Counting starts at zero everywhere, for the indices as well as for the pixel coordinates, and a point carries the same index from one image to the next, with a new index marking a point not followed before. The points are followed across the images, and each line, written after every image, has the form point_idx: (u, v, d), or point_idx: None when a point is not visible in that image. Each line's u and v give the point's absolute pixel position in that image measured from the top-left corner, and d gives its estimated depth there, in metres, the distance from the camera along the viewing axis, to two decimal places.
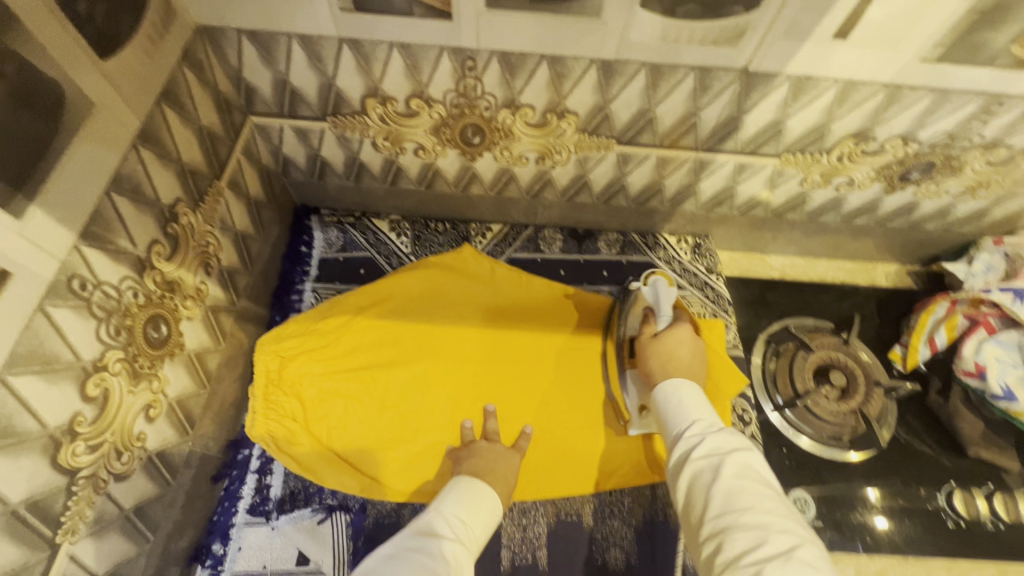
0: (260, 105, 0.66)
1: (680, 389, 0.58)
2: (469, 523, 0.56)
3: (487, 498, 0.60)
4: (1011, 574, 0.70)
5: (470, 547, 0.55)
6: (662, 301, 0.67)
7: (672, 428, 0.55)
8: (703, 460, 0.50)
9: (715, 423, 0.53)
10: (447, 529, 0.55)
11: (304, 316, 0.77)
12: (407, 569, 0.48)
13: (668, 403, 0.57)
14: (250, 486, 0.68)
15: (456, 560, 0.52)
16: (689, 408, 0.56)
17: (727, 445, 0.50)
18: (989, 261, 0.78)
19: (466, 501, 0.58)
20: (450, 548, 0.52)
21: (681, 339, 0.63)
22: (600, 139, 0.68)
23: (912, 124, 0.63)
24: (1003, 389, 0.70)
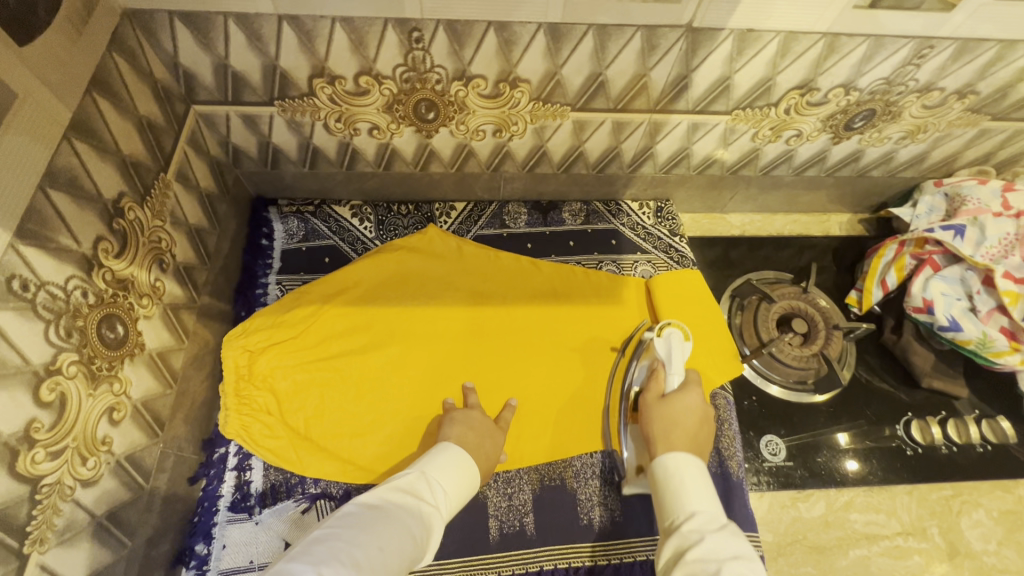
0: (202, 92, 0.64)
1: (684, 465, 0.57)
2: (450, 489, 0.58)
3: (471, 470, 0.61)
4: (965, 493, 0.75)
5: (445, 512, 0.57)
6: (673, 356, 0.70)
7: (668, 520, 0.54)
8: (698, 562, 0.48)
9: (716, 522, 0.52)
10: (428, 492, 0.56)
11: (269, 309, 0.76)
12: (386, 525, 0.50)
13: (667, 484, 0.56)
14: (230, 484, 0.67)
15: (430, 522, 0.54)
16: (690, 497, 0.55)
17: (725, 549, 0.48)
18: (932, 202, 0.83)
19: (453, 470, 0.60)
20: (426, 510, 0.54)
21: (686, 404, 0.64)
22: (554, 107, 0.68)
23: (852, 72, 0.65)
24: (949, 321, 0.74)
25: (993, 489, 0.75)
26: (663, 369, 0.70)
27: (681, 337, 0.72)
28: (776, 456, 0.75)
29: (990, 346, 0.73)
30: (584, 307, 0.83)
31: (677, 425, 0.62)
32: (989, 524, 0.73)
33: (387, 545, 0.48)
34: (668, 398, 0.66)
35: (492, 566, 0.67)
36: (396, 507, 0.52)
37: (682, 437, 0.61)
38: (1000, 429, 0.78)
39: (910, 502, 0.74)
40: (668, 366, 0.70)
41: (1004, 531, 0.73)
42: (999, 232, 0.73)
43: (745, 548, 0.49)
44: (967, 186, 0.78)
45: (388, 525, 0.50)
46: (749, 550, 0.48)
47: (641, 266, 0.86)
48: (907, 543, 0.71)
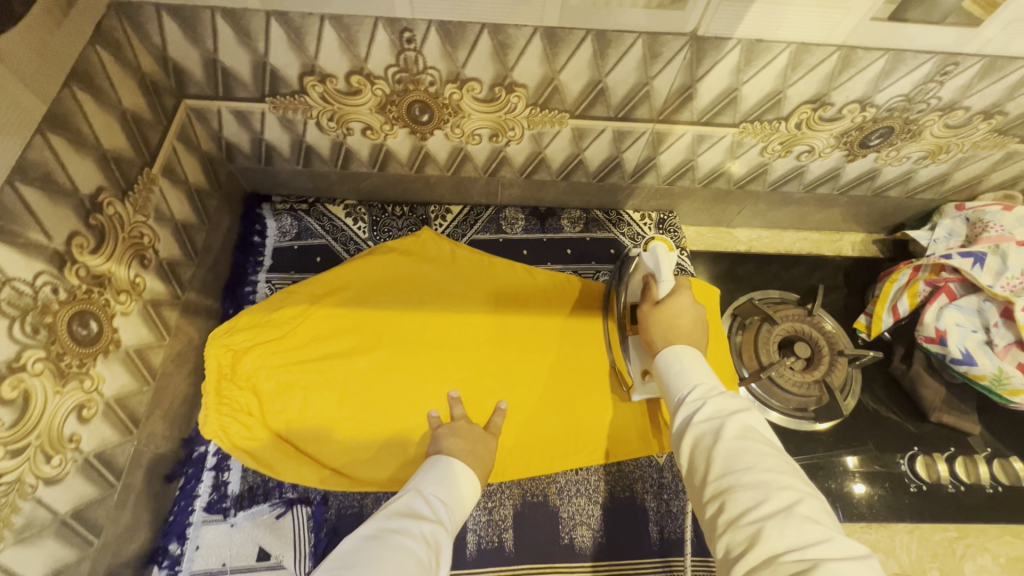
0: (192, 87, 0.63)
1: (681, 354, 0.55)
2: (449, 503, 0.55)
3: (465, 475, 0.58)
4: (970, 535, 0.71)
5: (450, 526, 0.53)
6: (661, 268, 0.63)
7: (673, 394, 0.54)
8: (706, 424, 0.48)
9: (716, 387, 0.51)
10: (426, 510, 0.53)
11: (255, 308, 0.75)
12: (386, 551, 0.46)
13: (668, 368, 0.55)
14: (207, 484, 0.66)
15: (437, 540, 0.50)
16: (689, 372, 0.54)
17: (729, 407, 0.49)
18: (951, 226, 0.78)
19: (447, 483, 0.57)
20: (429, 527, 0.50)
21: (682, 307, 0.60)
22: (553, 114, 0.66)
23: (869, 88, 0.61)
24: (962, 353, 0.70)
25: (1001, 532, 0.71)
26: (654, 283, 0.64)
27: (669, 249, 0.64)
28: None
29: (1006, 383, 0.69)
30: (578, 317, 0.80)
31: (675, 327, 0.59)
32: (994, 570, 0.69)
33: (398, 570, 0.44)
34: (661, 305, 0.61)
35: None
36: (394, 532, 0.48)
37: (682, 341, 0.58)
38: (1011, 470, 0.73)
39: (910, 542, 0.70)
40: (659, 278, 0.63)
41: None
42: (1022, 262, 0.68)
43: (745, 404, 0.49)
44: (990, 211, 0.73)
45: (392, 552, 0.45)
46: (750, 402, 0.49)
47: None
48: None
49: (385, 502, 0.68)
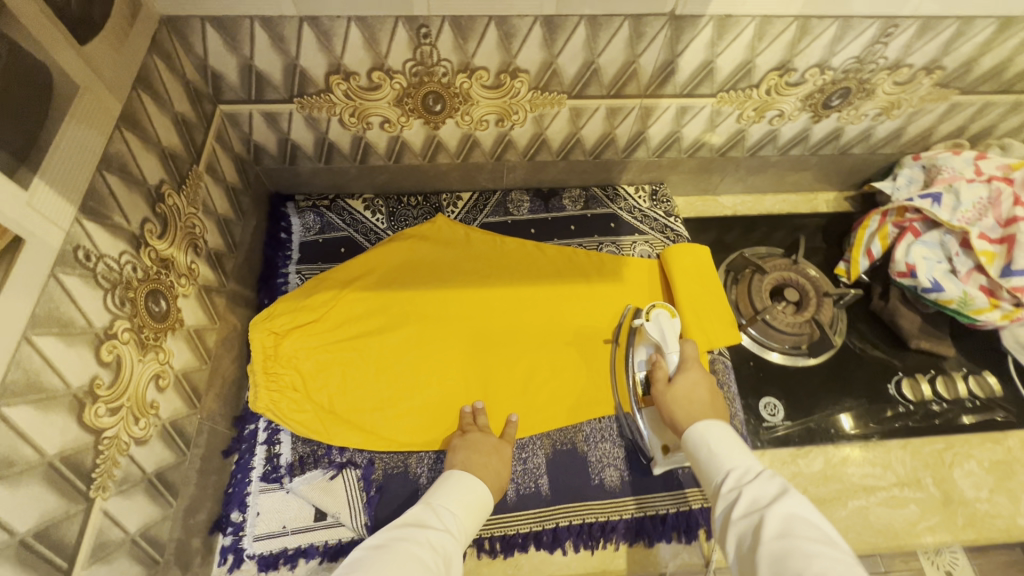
0: (228, 92, 0.69)
1: (711, 430, 0.60)
2: (461, 514, 0.60)
3: (476, 489, 0.63)
4: (956, 445, 0.78)
5: (462, 535, 0.58)
6: (666, 336, 0.74)
7: (709, 479, 0.57)
8: (745, 516, 0.50)
9: (749, 471, 0.55)
10: (441, 520, 0.58)
11: (291, 295, 0.81)
12: (397, 555, 0.51)
13: (699, 451, 0.60)
14: (261, 456, 0.71)
15: (447, 548, 0.55)
16: (721, 453, 0.58)
17: (765, 493, 0.51)
18: (911, 174, 0.88)
19: (460, 496, 0.62)
20: (440, 537, 0.56)
21: (694, 382, 0.67)
22: (552, 95, 0.74)
23: (825, 52, 0.71)
24: (932, 282, 0.78)
25: (982, 440, 0.79)
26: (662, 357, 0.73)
27: (669, 316, 0.76)
28: (774, 416, 0.79)
29: (972, 304, 0.77)
30: (586, 285, 0.87)
31: (691, 401, 0.65)
32: (980, 473, 0.77)
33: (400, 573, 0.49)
34: (674, 380, 0.69)
35: (511, 524, 0.69)
36: (405, 539, 0.54)
37: (699, 405, 0.64)
38: (986, 385, 0.82)
39: (904, 456, 0.77)
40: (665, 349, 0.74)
41: (995, 479, 0.76)
42: (974, 197, 0.77)
43: (782, 485, 0.51)
44: (943, 157, 0.83)
45: (397, 555, 0.51)
46: (787, 485, 0.50)
47: (638, 246, 0.92)
48: (904, 493, 0.75)
49: (426, 460, 0.73)
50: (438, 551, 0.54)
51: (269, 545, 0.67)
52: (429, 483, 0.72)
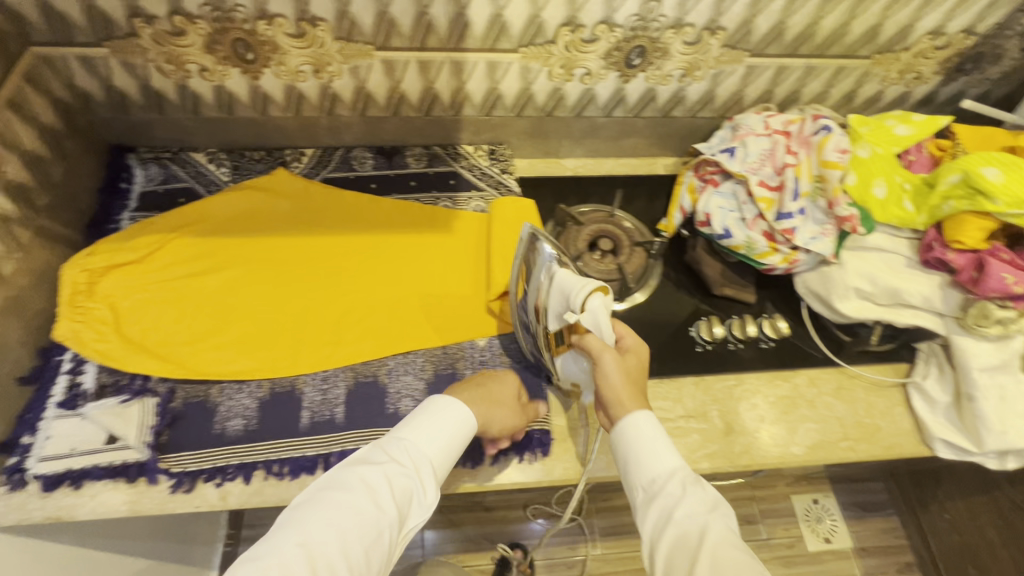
0: (34, 33, 0.73)
1: (649, 423, 0.63)
2: (422, 446, 0.63)
3: (443, 417, 0.65)
4: (747, 381, 0.83)
5: (423, 464, 0.62)
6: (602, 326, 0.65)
7: (648, 473, 0.61)
8: (686, 520, 0.56)
9: (685, 473, 0.60)
10: (391, 457, 0.62)
11: (117, 236, 0.84)
12: (341, 504, 0.57)
13: (639, 443, 0.62)
14: (62, 385, 0.73)
15: (400, 484, 0.60)
16: (662, 455, 0.62)
17: (701, 501, 0.58)
18: (723, 134, 0.92)
19: (426, 430, 0.64)
20: (391, 474, 0.60)
21: (632, 367, 0.68)
22: (359, 46, 0.79)
23: (606, 9, 0.76)
24: (723, 230, 0.84)
25: (771, 378, 0.84)
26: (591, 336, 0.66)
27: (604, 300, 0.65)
28: None
29: (756, 249, 0.82)
30: (416, 235, 0.92)
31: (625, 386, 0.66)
32: (765, 407, 0.82)
33: (341, 522, 0.56)
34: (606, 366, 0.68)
35: (299, 448, 0.72)
36: (338, 485, 0.59)
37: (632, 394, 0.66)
38: (778, 327, 0.88)
39: (695, 391, 0.82)
40: (599, 333, 0.65)
41: (778, 412, 0.81)
42: (758, 149, 0.84)
43: (714, 498, 0.59)
44: (745, 117, 0.89)
45: (341, 505, 0.57)
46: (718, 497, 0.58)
47: (474, 201, 0.96)
48: (689, 424, 0.79)
49: (227, 390, 0.76)
50: (377, 497, 0.58)
51: (54, 466, 0.68)
52: (226, 411, 0.74)
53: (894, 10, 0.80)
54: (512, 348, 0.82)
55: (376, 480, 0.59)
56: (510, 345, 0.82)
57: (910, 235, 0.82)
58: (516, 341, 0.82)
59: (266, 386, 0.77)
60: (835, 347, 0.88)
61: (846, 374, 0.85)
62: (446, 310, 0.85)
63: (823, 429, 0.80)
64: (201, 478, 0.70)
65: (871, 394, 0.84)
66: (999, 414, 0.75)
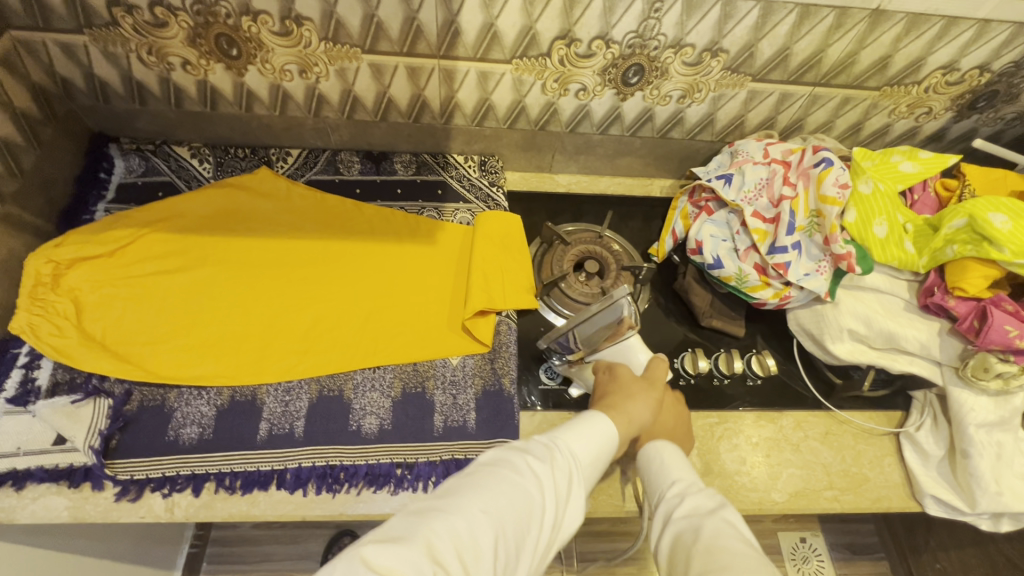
0: (14, 17, 0.71)
1: (663, 451, 0.66)
2: (589, 449, 0.57)
3: (605, 426, 0.60)
4: (729, 420, 0.80)
5: (585, 472, 0.56)
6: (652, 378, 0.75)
7: (655, 490, 0.63)
8: (684, 518, 0.57)
9: (696, 485, 0.61)
10: (560, 452, 0.55)
11: (89, 228, 0.82)
12: (508, 485, 0.49)
13: (651, 464, 0.65)
14: (15, 379, 0.71)
15: (567, 483, 0.53)
16: (668, 470, 0.63)
17: (706, 504, 0.57)
18: (721, 160, 0.90)
19: (591, 434, 0.58)
20: (562, 470, 0.53)
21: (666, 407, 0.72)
22: (346, 48, 0.76)
23: (602, 24, 0.73)
24: (714, 259, 0.80)
25: (756, 418, 0.80)
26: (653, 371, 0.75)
27: None
28: (552, 380, 0.80)
29: (747, 281, 0.79)
30: (397, 244, 0.89)
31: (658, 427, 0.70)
32: (746, 448, 0.78)
33: (507, 508, 0.48)
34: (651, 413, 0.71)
35: (253, 462, 0.69)
36: (508, 464, 0.52)
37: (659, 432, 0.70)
38: (766, 364, 0.83)
39: None
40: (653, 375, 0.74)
41: (760, 455, 0.77)
42: (755, 177, 0.80)
43: (720, 501, 0.58)
44: (744, 144, 0.86)
45: (507, 487, 0.49)
46: (724, 500, 0.57)
47: (460, 213, 0.93)
48: None
49: (186, 396, 0.73)
50: (551, 488, 0.51)
51: None
52: (181, 417, 0.71)
53: (905, 42, 0.77)
54: (485, 369, 0.78)
55: (548, 469, 0.52)
56: (484, 366, 0.78)
57: (909, 278, 0.78)
58: (490, 362, 0.79)
59: (226, 394, 0.73)
60: (824, 390, 0.83)
61: (835, 419, 0.81)
62: (421, 325, 0.82)
63: (807, 476, 0.76)
64: (148, 487, 0.67)
65: (860, 442, 0.80)
66: (995, 474, 0.70)
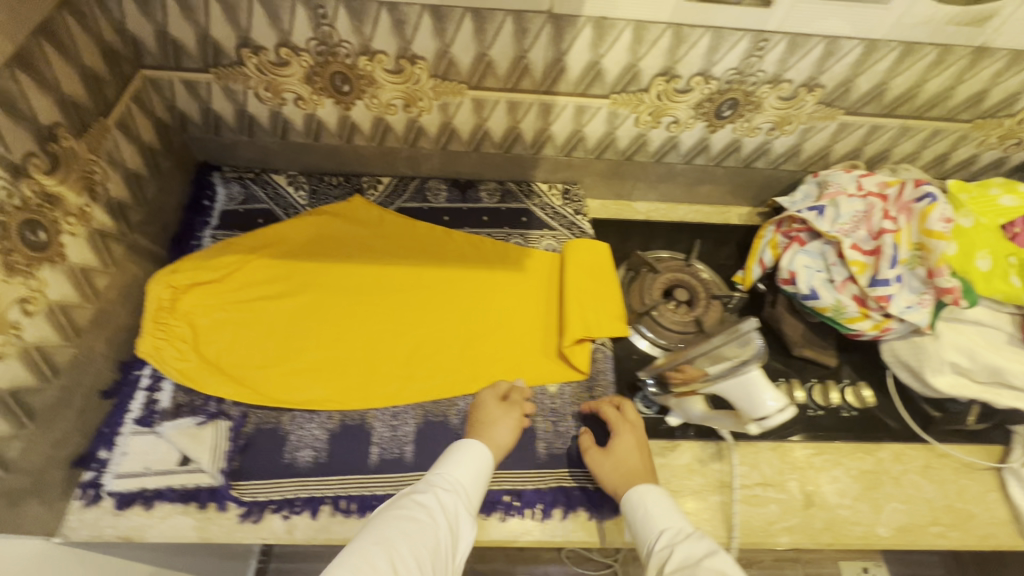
0: (148, 57, 0.75)
1: (644, 494, 0.65)
2: (461, 480, 0.63)
3: (475, 452, 0.66)
4: (827, 451, 0.79)
5: (466, 496, 0.62)
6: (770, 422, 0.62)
7: (643, 541, 0.62)
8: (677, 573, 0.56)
9: (683, 531, 0.61)
10: (437, 486, 0.62)
11: (201, 254, 0.85)
12: (396, 521, 0.57)
13: (634, 512, 0.64)
14: (139, 401, 0.74)
15: (454, 515, 0.60)
16: (656, 518, 0.63)
17: (697, 552, 0.57)
18: (807, 190, 0.90)
19: (464, 465, 0.64)
20: (438, 503, 0.60)
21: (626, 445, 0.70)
22: (453, 84, 0.79)
23: (705, 61, 0.75)
24: (809, 290, 0.81)
25: (854, 450, 0.80)
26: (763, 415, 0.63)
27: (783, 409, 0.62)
28: (649, 409, 0.80)
29: (845, 313, 0.79)
30: (488, 272, 0.91)
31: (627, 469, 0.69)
32: (846, 481, 0.77)
33: (410, 539, 0.55)
34: (607, 447, 0.71)
35: (368, 487, 0.71)
36: (397, 506, 0.59)
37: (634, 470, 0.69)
38: (862, 396, 0.83)
39: (773, 457, 0.78)
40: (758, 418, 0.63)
41: (861, 488, 0.77)
42: (851, 210, 0.80)
43: (711, 547, 0.58)
44: (833, 174, 0.87)
45: (398, 523, 0.57)
46: (716, 546, 0.57)
47: (546, 240, 0.95)
48: (767, 493, 0.76)
49: (298, 419, 0.75)
50: (436, 516, 0.59)
51: (128, 484, 0.68)
52: (296, 440, 0.73)
53: (1005, 77, 0.77)
54: (583, 397, 0.80)
55: (426, 501, 0.60)
56: (582, 394, 0.80)
57: (1011, 311, 0.78)
58: (587, 391, 0.80)
59: (336, 417, 0.76)
60: (922, 422, 0.82)
61: (935, 452, 0.80)
62: (517, 351, 0.83)
63: (911, 511, 0.75)
64: (269, 509, 0.69)
65: (962, 477, 0.78)
66: None
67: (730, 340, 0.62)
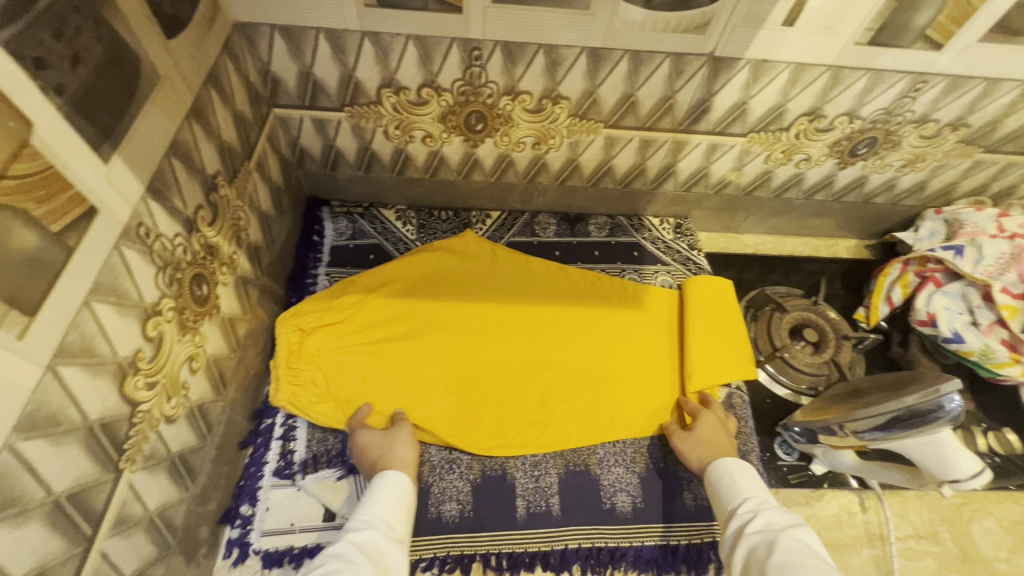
0: (283, 96, 0.73)
1: (730, 468, 0.65)
2: (380, 514, 0.58)
3: (392, 486, 0.62)
4: (974, 500, 0.77)
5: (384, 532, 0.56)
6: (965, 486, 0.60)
7: (727, 505, 0.62)
8: (757, 533, 0.55)
9: (768, 502, 0.59)
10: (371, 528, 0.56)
11: (322, 295, 0.82)
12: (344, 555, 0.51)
13: (721, 482, 0.65)
14: (275, 451, 0.71)
15: (375, 550, 0.53)
16: (741, 487, 0.63)
17: (781, 520, 0.56)
18: (932, 227, 0.89)
19: (376, 501, 0.60)
20: (378, 542, 0.54)
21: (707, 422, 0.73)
22: (589, 123, 0.77)
23: (855, 102, 0.74)
24: (952, 333, 0.80)
25: (1003, 499, 0.77)
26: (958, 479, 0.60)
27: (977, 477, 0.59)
28: (790, 455, 0.79)
29: (993, 357, 0.78)
30: (608, 311, 0.87)
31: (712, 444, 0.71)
32: (999, 532, 0.75)
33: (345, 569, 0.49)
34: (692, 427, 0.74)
35: (520, 543, 0.69)
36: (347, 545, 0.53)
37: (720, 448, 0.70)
38: (1006, 440, 0.80)
39: (921, 507, 0.77)
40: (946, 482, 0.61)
41: (1015, 539, 0.75)
42: (996, 251, 0.78)
43: (797, 521, 0.56)
44: (965, 213, 0.84)
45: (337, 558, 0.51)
46: (801, 519, 0.55)
47: (660, 276, 0.92)
48: (920, 545, 0.74)
49: (439, 470, 0.73)
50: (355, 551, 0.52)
51: (274, 542, 0.66)
52: (440, 492, 0.71)
53: None
54: None
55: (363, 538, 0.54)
56: None
57: None
58: None
59: (477, 468, 0.73)
60: None
61: None
62: (650, 395, 0.80)
63: None
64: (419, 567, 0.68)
65: None
66: None
67: (926, 399, 0.58)
